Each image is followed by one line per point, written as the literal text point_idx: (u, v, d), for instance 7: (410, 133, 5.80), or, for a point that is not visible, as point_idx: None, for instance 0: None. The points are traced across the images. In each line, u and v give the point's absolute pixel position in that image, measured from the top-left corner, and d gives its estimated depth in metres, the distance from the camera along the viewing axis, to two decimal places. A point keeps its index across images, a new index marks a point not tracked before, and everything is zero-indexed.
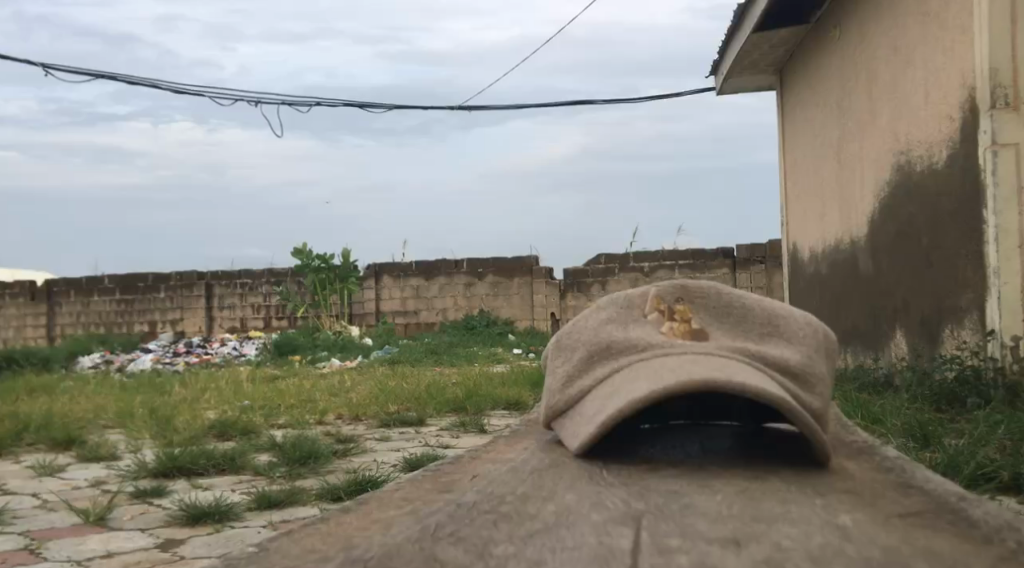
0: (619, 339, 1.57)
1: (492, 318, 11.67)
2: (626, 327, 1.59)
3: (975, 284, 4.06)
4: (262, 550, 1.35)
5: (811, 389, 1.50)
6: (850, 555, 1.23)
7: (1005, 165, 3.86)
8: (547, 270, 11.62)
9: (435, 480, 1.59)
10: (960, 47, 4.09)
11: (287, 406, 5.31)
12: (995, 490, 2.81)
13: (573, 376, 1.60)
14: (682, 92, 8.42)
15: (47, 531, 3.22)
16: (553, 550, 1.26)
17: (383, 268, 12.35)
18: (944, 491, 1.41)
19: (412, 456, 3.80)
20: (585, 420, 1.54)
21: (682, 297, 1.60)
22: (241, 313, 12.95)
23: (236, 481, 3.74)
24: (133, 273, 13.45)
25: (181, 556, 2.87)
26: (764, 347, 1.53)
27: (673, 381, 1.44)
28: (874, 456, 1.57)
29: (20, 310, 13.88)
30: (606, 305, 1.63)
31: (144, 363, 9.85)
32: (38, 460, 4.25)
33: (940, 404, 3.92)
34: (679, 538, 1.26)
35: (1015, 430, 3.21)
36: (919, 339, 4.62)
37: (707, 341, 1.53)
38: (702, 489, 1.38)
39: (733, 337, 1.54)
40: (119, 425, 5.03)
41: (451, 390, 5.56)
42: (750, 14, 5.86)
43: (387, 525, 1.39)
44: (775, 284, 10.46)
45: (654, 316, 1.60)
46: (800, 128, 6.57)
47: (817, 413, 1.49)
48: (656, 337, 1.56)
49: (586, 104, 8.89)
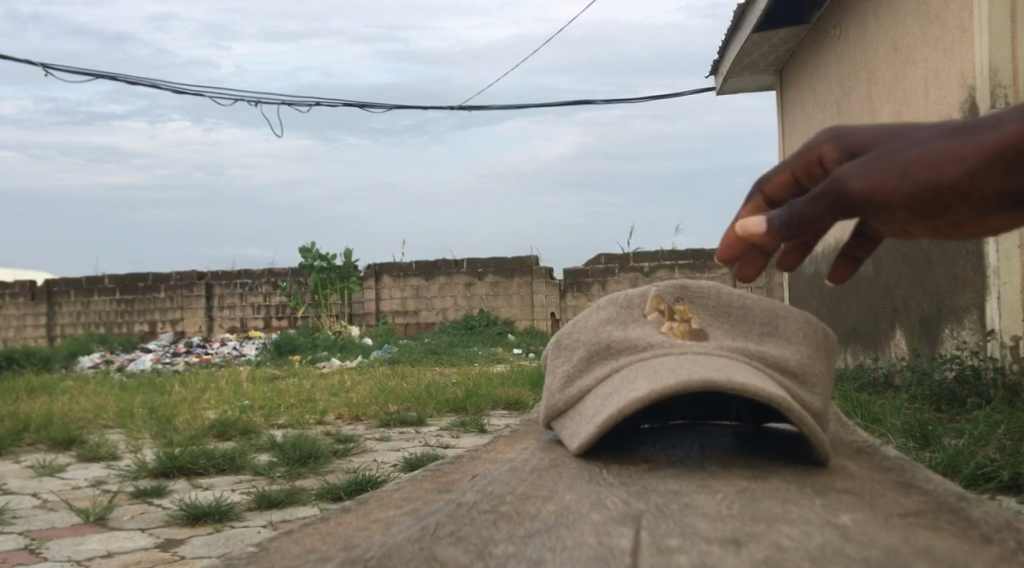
0: (619, 339, 1.57)
1: (492, 318, 11.68)
2: (626, 327, 1.58)
3: (975, 284, 4.07)
4: (262, 550, 1.34)
5: (810, 388, 1.51)
6: (850, 555, 1.22)
7: None
8: (547, 271, 11.66)
9: (434, 480, 1.59)
10: (960, 47, 4.09)
11: (288, 406, 5.31)
12: (995, 490, 2.80)
13: (573, 376, 1.61)
14: (683, 92, 9.17)
15: (47, 531, 3.22)
16: (553, 550, 1.25)
17: (384, 268, 12.37)
18: (944, 491, 1.41)
19: (413, 456, 3.79)
20: (585, 419, 1.54)
21: (681, 298, 1.59)
22: (240, 313, 12.94)
23: (237, 481, 3.74)
24: (133, 273, 13.46)
25: (181, 556, 2.87)
26: (762, 346, 1.52)
27: (674, 381, 1.43)
28: (874, 456, 1.57)
29: (20, 310, 13.83)
30: (606, 306, 1.63)
31: (144, 363, 9.85)
32: (38, 460, 4.25)
33: (940, 405, 3.90)
34: (679, 539, 1.25)
35: (1014, 430, 3.21)
36: (919, 337, 4.63)
37: (707, 341, 1.52)
38: (702, 489, 1.38)
39: (732, 337, 1.54)
40: (119, 424, 5.04)
41: (451, 390, 5.57)
42: (750, 14, 5.86)
43: (387, 525, 1.39)
44: (775, 284, 10.50)
45: (654, 315, 1.59)
46: (801, 126, 6.57)
47: (817, 411, 1.50)
48: (660, 336, 1.55)
49: (587, 102, 9.58)
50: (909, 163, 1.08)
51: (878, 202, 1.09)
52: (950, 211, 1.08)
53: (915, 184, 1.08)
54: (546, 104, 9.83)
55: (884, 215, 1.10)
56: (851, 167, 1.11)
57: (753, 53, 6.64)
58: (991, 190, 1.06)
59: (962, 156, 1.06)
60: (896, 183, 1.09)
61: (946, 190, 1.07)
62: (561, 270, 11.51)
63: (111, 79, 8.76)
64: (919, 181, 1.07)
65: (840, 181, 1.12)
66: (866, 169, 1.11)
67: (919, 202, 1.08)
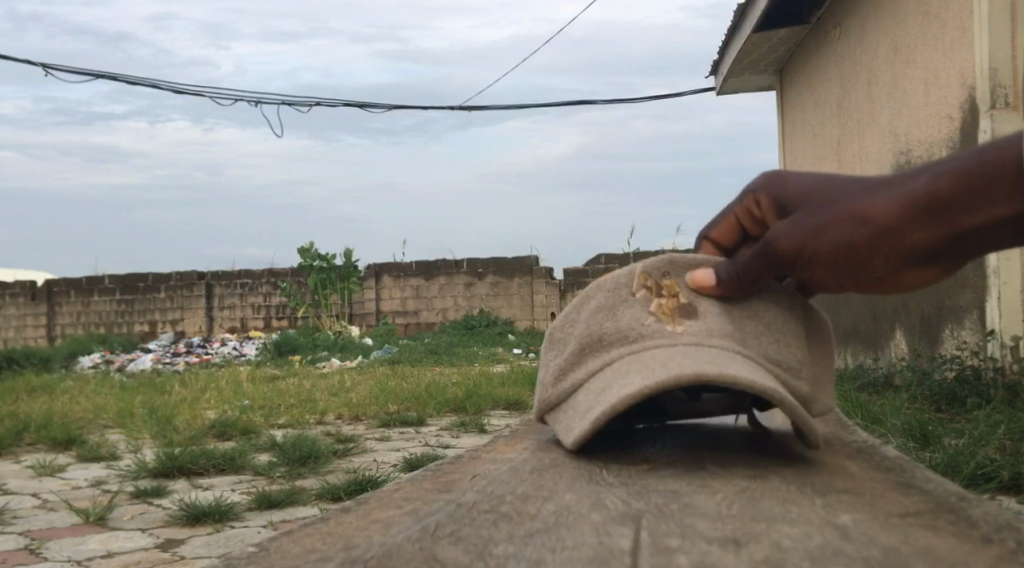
0: (607, 326, 1.51)
1: (492, 318, 11.69)
2: (616, 313, 1.51)
3: (975, 284, 4.07)
4: (262, 550, 1.34)
5: (798, 373, 1.46)
6: (849, 555, 1.22)
7: None
8: (547, 271, 11.68)
9: (434, 480, 1.59)
10: (960, 47, 4.10)
11: (287, 406, 5.31)
12: (994, 490, 2.80)
13: (564, 369, 1.55)
14: (683, 92, 9.20)
15: (47, 531, 3.22)
16: (552, 550, 1.25)
17: (384, 268, 12.38)
18: (944, 491, 1.41)
19: (413, 456, 3.80)
20: (579, 415, 1.49)
21: (669, 274, 1.51)
22: (240, 313, 12.95)
23: (237, 481, 3.74)
24: (133, 273, 13.45)
25: (181, 556, 2.87)
26: (752, 326, 1.46)
27: (664, 376, 1.39)
28: (873, 456, 1.57)
29: (20, 310, 13.82)
30: (596, 290, 1.55)
31: (144, 363, 9.85)
32: (38, 460, 4.25)
33: (940, 405, 3.85)
34: (679, 539, 1.25)
35: (1014, 430, 3.21)
36: (920, 337, 4.63)
37: (698, 324, 1.46)
38: (701, 489, 1.38)
39: (723, 317, 1.47)
40: (119, 425, 5.04)
41: (451, 390, 5.58)
42: (750, 15, 5.86)
43: (387, 525, 1.39)
44: None
45: (643, 294, 1.51)
46: (801, 126, 6.57)
47: (804, 397, 1.46)
48: (649, 321, 1.48)
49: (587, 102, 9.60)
50: (824, 226, 1.25)
51: (803, 259, 1.28)
52: (865, 267, 1.23)
53: (831, 245, 1.24)
54: (546, 104, 9.87)
55: (809, 268, 1.28)
56: (780, 229, 1.29)
57: (753, 53, 6.64)
58: (894, 251, 1.19)
59: (868, 224, 1.20)
60: (812, 245, 1.26)
61: (856, 250, 1.22)
62: (561, 270, 11.52)
63: (111, 79, 8.77)
64: (840, 240, 1.23)
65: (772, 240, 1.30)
66: (792, 231, 1.28)
67: (835, 262, 1.24)
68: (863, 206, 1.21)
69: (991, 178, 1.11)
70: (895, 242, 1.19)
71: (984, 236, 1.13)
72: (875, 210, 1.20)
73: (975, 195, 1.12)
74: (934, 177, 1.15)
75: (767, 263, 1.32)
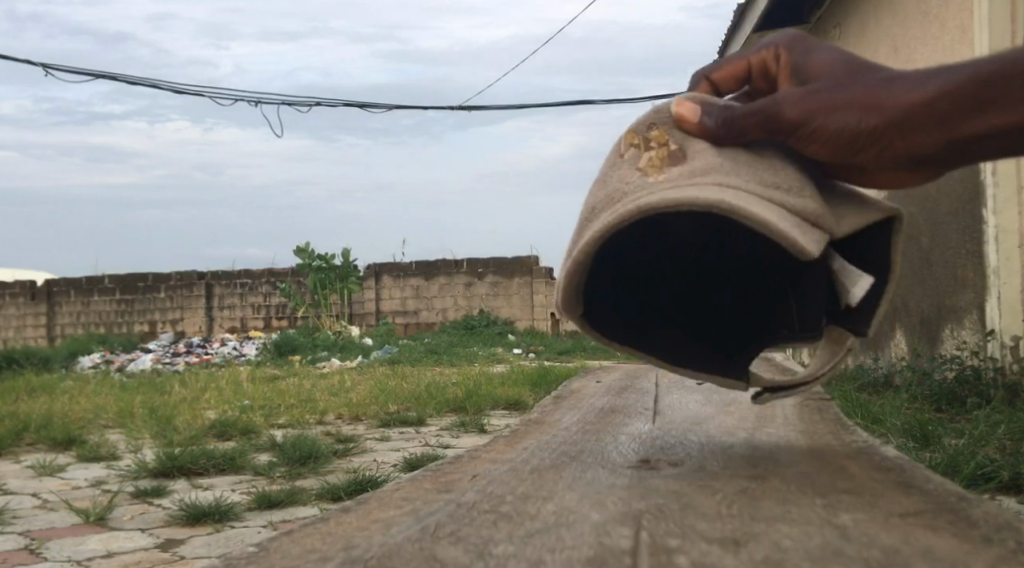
0: (595, 196, 1.35)
1: (492, 318, 11.69)
2: (606, 179, 1.37)
3: (975, 284, 4.08)
4: (261, 549, 1.33)
5: (798, 193, 1.29)
6: (849, 555, 1.21)
7: (1005, 166, 3.86)
8: (547, 271, 11.72)
9: (434, 480, 1.59)
10: (960, 48, 4.10)
11: (288, 406, 5.31)
12: (995, 490, 2.80)
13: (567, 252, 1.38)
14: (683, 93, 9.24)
15: (47, 531, 3.22)
16: (552, 550, 1.24)
17: (384, 268, 12.40)
18: (944, 491, 1.41)
19: (412, 456, 3.80)
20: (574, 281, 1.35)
21: (655, 124, 1.38)
22: (240, 313, 12.95)
23: (237, 481, 3.74)
24: (133, 273, 13.45)
25: (181, 556, 2.87)
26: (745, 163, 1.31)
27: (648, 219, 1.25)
28: (873, 455, 1.57)
29: (20, 310, 13.82)
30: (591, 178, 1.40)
31: (144, 363, 9.85)
32: (38, 460, 4.25)
33: (940, 404, 3.80)
34: (679, 539, 1.25)
35: (1014, 430, 3.21)
36: (919, 337, 4.63)
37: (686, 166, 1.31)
38: (702, 489, 1.39)
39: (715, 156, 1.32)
40: (119, 424, 5.04)
41: (451, 390, 5.58)
42: (750, 14, 5.86)
43: (387, 525, 1.39)
44: None
45: (631, 152, 1.37)
46: None
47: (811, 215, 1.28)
48: (634, 177, 1.32)
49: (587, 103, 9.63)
50: (834, 101, 1.25)
51: (808, 128, 1.27)
52: (860, 154, 1.25)
53: (836, 125, 1.25)
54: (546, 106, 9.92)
55: (809, 141, 1.28)
56: (790, 96, 1.29)
57: None
58: (894, 144, 1.21)
59: (879, 111, 1.21)
60: (820, 119, 1.26)
61: (858, 135, 1.23)
62: None
63: (111, 79, 8.78)
64: (847, 122, 1.23)
65: (781, 105, 1.29)
66: (802, 101, 1.28)
67: (838, 141, 1.25)
68: (877, 91, 1.21)
69: (1000, 82, 1.13)
70: (896, 136, 1.20)
71: (982, 145, 1.16)
72: (886, 98, 1.20)
73: (984, 105, 1.14)
74: (948, 79, 1.16)
75: (766, 126, 1.30)
